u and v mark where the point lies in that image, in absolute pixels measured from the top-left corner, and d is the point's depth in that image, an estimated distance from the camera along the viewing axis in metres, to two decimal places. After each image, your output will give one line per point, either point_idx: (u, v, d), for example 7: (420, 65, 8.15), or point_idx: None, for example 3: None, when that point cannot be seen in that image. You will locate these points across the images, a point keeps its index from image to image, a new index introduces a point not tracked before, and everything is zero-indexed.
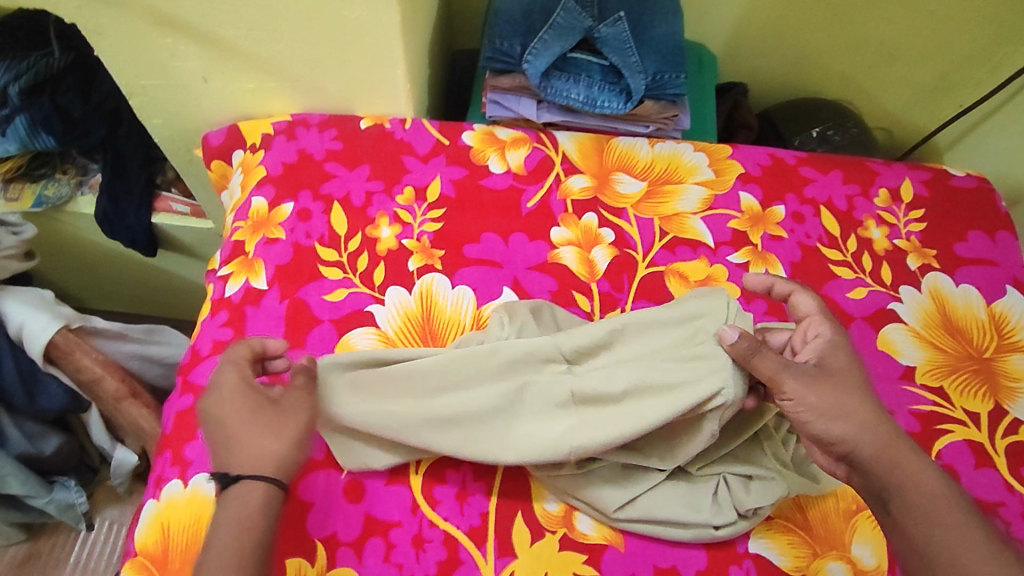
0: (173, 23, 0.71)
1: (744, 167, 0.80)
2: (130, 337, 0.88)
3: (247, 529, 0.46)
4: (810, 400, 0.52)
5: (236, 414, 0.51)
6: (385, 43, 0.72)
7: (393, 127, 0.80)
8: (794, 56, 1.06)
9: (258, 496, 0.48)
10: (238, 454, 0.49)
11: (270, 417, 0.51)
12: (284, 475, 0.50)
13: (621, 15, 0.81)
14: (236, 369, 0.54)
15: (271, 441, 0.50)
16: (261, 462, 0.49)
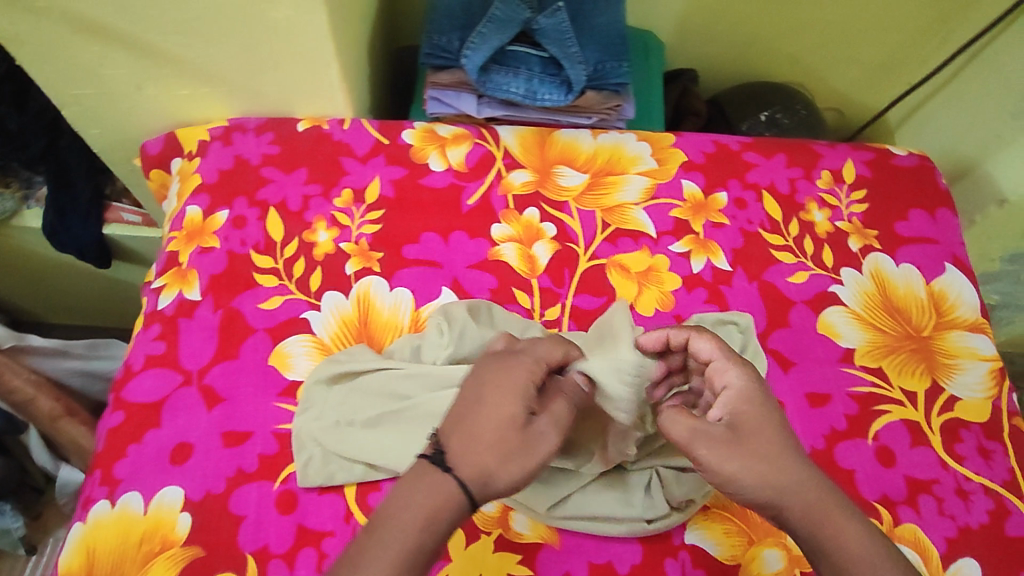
0: (96, 30, 0.69)
1: (687, 155, 0.80)
2: (70, 353, 0.88)
3: (431, 530, 0.43)
4: (731, 468, 0.48)
5: (490, 413, 0.47)
6: (316, 44, 0.70)
7: (331, 128, 0.78)
8: (744, 39, 1.06)
9: (442, 495, 0.44)
10: (455, 443, 0.46)
11: (517, 442, 0.46)
12: (482, 493, 0.45)
13: (561, 5, 0.78)
14: (530, 369, 0.50)
15: (493, 454, 0.45)
16: (475, 466, 0.45)
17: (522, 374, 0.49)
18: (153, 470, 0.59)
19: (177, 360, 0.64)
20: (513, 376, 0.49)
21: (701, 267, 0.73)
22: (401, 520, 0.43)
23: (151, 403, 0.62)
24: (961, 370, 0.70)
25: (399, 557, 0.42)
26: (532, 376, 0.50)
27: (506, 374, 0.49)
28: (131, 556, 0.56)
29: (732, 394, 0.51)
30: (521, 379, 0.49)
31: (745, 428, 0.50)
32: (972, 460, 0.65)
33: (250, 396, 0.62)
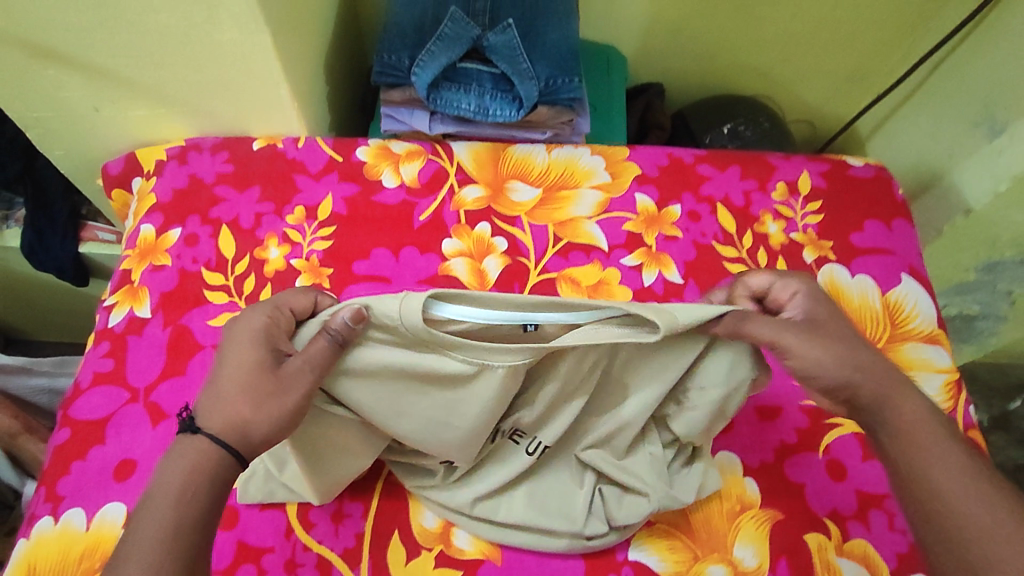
0: (50, 54, 0.71)
1: (641, 168, 0.80)
2: (37, 370, 0.89)
3: (191, 490, 0.44)
4: (814, 354, 0.51)
5: (231, 368, 0.48)
6: (264, 64, 0.72)
7: (285, 147, 0.79)
8: (708, 54, 1.07)
9: (203, 455, 0.45)
10: (205, 405, 0.47)
11: (260, 385, 0.47)
12: (242, 443, 0.47)
13: (511, 22, 0.81)
14: (269, 317, 0.50)
15: (240, 405, 0.47)
16: (225, 421, 0.46)
17: (257, 321, 0.50)
18: (95, 486, 0.59)
19: (124, 377, 0.64)
20: (251, 325, 0.50)
21: (652, 280, 0.73)
22: (162, 491, 0.44)
23: (97, 420, 0.62)
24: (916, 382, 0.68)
25: (164, 531, 0.42)
26: (272, 323, 0.50)
27: (244, 327, 0.50)
28: (70, 574, 0.55)
29: (797, 300, 0.55)
30: (256, 323, 0.49)
31: (822, 321, 0.53)
32: None
33: None
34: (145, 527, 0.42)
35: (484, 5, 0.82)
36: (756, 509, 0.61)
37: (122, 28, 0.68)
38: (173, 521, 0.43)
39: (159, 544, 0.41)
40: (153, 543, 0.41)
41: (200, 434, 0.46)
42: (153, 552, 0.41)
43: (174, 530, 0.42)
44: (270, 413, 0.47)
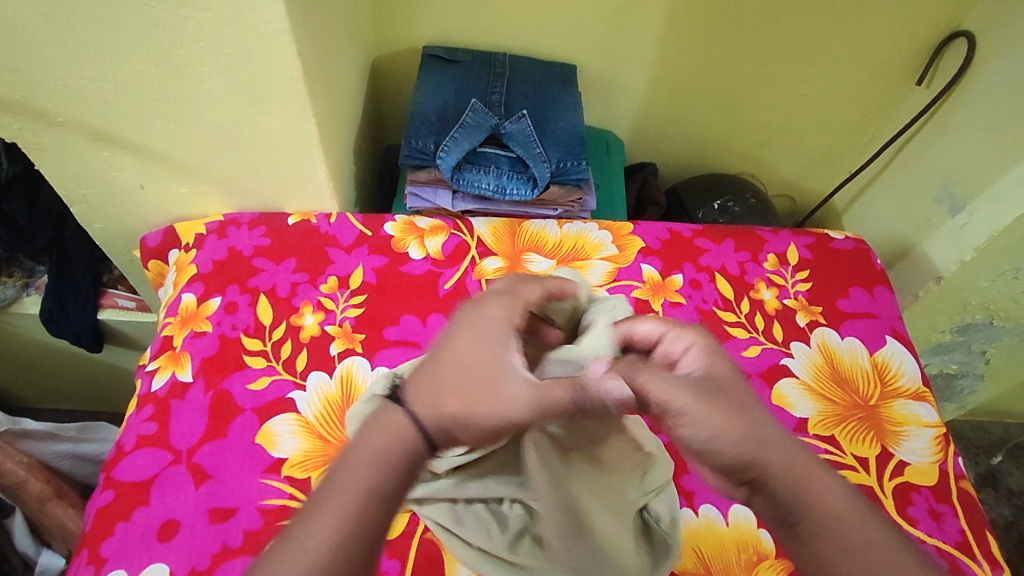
0: (108, 139, 0.78)
1: (645, 241, 0.88)
2: (63, 436, 0.92)
3: (383, 471, 0.46)
4: (714, 424, 0.49)
5: (450, 357, 0.50)
6: (306, 148, 0.79)
7: (318, 222, 0.86)
8: (696, 137, 1.18)
9: (398, 432, 0.47)
10: (414, 394, 0.49)
11: (477, 385, 0.49)
12: (461, 431, 0.48)
13: (524, 113, 0.92)
14: (508, 316, 0.52)
15: (451, 401, 0.48)
16: (426, 409, 0.48)
17: (495, 312, 0.52)
18: (139, 547, 0.60)
19: (167, 439, 0.67)
20: (490, 312, 0.52)
21: None
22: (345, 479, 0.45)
23: (141, 481, 0.64)
24: (908, 436, 0.74)
25: (344, 514, 0.44)
26: (508, 312, 0.52)
27: (479, 319, 0.51)
28: None
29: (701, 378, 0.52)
30: (497, 312, 0.52)
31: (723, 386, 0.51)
32: (925, 523, 0.68)
33: (236, 473, 0.65)
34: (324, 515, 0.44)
35: (499, 97, 0.93)
36: (771, 559, 0.64)
37: (180, 117, 0.75)
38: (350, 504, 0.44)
39: (339, 525, 0.43)
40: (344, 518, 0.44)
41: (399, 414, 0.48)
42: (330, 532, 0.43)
43: (356, 514, 0.44)
44: (498, 409, 0.48)
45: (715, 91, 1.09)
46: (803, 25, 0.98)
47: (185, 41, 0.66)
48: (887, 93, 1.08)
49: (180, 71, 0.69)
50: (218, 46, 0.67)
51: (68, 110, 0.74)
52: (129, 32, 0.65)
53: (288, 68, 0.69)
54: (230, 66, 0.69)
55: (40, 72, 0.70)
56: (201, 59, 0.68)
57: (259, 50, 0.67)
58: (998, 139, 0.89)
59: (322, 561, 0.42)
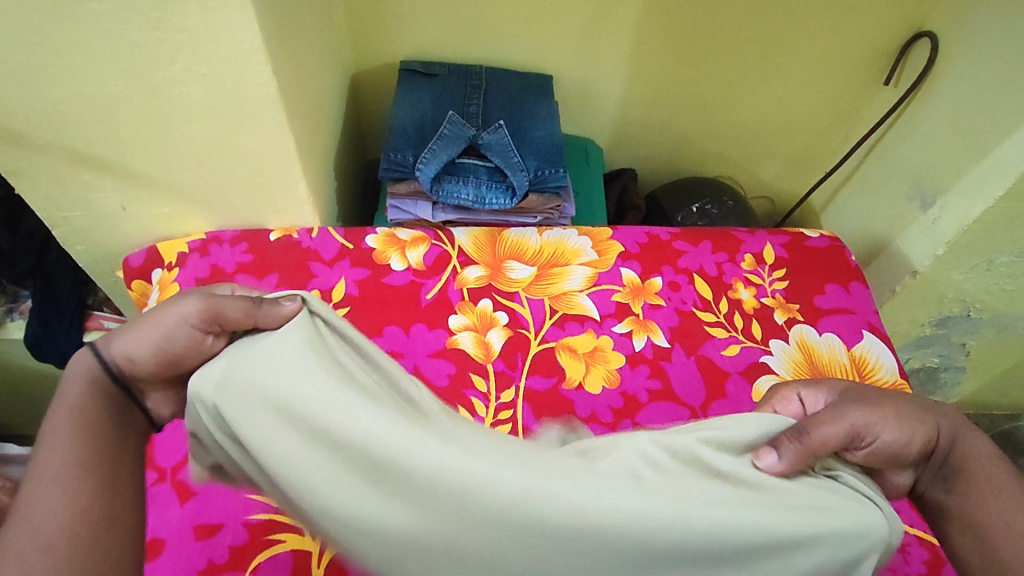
0: (88, 161, 0.79)
1: (623, 246, 0.89)
2: None
3: (78, 413, 0.50)
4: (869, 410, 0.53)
5: (160, 313, 0.53)
6: (286, 165, 0.80)
7: (300, 237, 0.87)
8: (673, 142, 1.20)
9: (95, 372, 0.53)
10: (134, 335, 0.53)
11: (177, 320, 0.52)
12: (128, 368, 0.53)
13: (502, 123, 0.93)
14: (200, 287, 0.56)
15: (156, 334, 0.52)
16: (125, 343, 0.53)
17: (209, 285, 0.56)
18: None
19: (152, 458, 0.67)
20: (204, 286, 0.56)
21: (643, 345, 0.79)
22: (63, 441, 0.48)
23: None
24: None
25: (59, 467, 0.47)
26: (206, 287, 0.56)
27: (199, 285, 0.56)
28: None
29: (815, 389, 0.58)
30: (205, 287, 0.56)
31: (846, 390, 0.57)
32: (906, 513, 0.68)
33: (219, 489, 0.65)
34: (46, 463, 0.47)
35: (476, 108, 0.95)
36: None
37: (159, 137, 0.76)
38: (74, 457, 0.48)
39: (55, 466, 0.47)
40: (55, 469, 0.47)
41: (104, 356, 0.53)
42: (58, 487, 0.46)
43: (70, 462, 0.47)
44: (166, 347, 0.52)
45: (688, 96, 1.11)
46: (771, 30, 1.01)
47: (161, 62, 0.67)
48: (857, 92, 1.10)
49: (158, 92, 0.70)
50: (194, 66, 0.68)
51: (46, 134, 0.75)
52: (105, 54, 0.66)
53: (264, 86, 0.70)
54: (207, 85, 0.70)
55: (18, 97, 0.70)
56: (177, 78, 0.69)
57: (233, 68, 0.68)
58: (964, 134, 0.91)
59: (45, 520, 0.44)
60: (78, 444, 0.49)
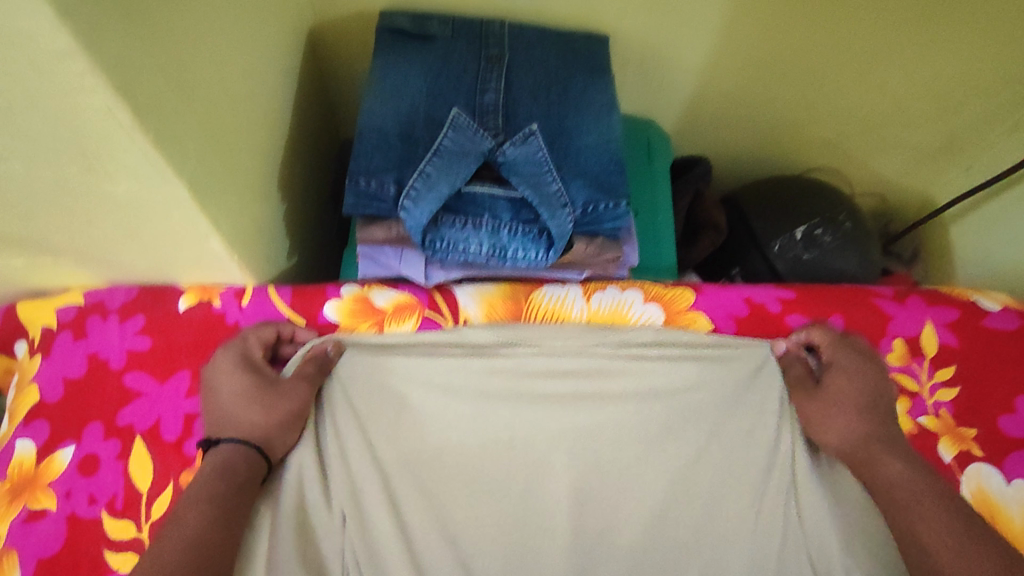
0: None
1: (713, 323, 0.61)
2: None
3: (225, 476, 0.46)
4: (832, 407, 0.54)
5: (226, 395, 0.51)
6: (185, 215, 0.50)
7: (224, 307, 0.59)
8: (764, 125, 0.86)
9: (229, 455, 0.48)
10: (213, 425, 0.50)
11: (263, 393, 0.51)
12: (269, 449, 0.50)
13: (534, 128, 0.60)
14: (237, 351, 0.54)
15: (251, 415, 0.50)
16: (238, 428, 0.50)
17: (230, 355, 0.54)
18: None
19: None
20: (224, 356, 0.54)
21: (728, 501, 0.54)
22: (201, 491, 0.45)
23: None
24: None
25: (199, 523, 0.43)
26: (245, 352, 0.54)
27: (221, 359, 0.54)
28: None
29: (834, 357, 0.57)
30: (231, 356, 0.53)
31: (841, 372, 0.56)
32: None
33: None
34: (192, 515, 0.43)
35: (494, 98, 0.62)
36: None
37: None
38: (205, 514, 0.44)
39: (196, 524, 0.43)
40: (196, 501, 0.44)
41: (218, 444, 0.49)
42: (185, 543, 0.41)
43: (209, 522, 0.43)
44: (279, 420, 0.51)
45: (798, 64, 0.77)
46: None
47: None
48: None
49: None
50: None
51: None
52: None
53: (104, 111, 0.39)
54: (1, 107, 0.39)
55: None
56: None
57: (36, 78, 0.37)
58: None
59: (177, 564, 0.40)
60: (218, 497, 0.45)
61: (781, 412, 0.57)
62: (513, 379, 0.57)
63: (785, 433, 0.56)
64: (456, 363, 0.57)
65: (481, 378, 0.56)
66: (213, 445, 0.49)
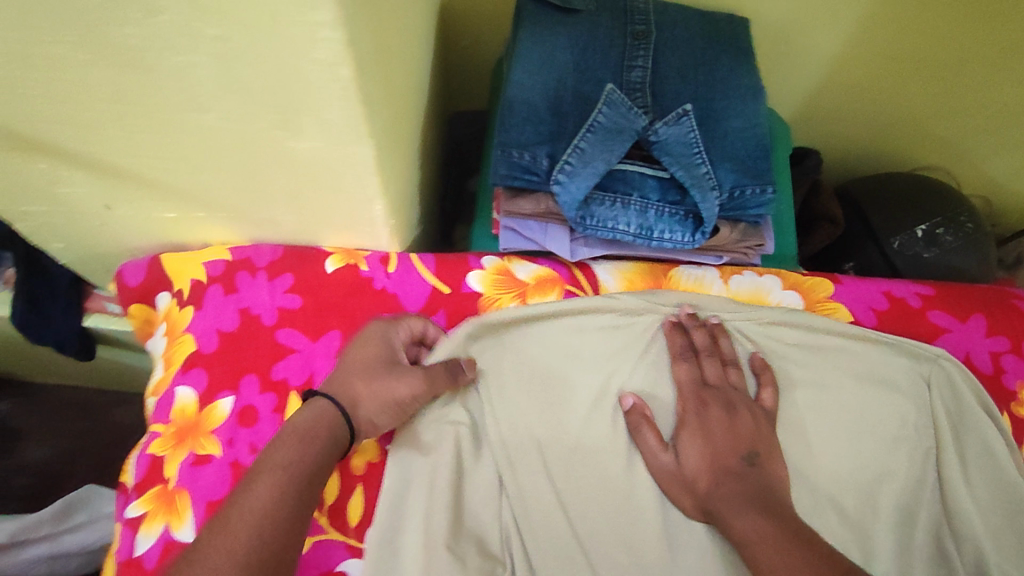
0: (44, 149, 0.51)
1: (853, 314, 0.62)
2: (34, 535, 0.69)
3: (308, 442, 0.46)
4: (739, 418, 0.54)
5: (353, 360, 0.51)
6: (358, 178, 0.50)
7: (372, 271, 0.60)
8: (885, 121, 0.84)
9: (319, 415, 0.48)
10: (329, 381, 0.51)
11: (381, 370, 0.51)
12: (353, 424, 0.49)
13: (688, 108, 0.60)
14: (387, 329, 0.54)
15: (358, 385, 0.50)
16: (343, 394, 0.49)
17: (380, 328, 0.53)
18: None
19: None
20: (379, 328, 0.53)
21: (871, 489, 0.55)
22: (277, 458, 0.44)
23: None
24: None
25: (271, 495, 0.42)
26: (391, 330, 0.54)
27: (372, 330, 0.53)
28: None
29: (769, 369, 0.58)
30: (378, 328, 0.53)
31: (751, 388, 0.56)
32: None
33: None
34: (265, 484, 0.43)
35: (642, 76, 0.61)
36: None
37: (146, 128, 0.47)
38: (278, 488, 0.43)
39: (272, 495, 0.42)
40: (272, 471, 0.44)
41: (316, 398, 0.49)
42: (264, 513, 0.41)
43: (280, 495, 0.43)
44: (380, 404, 0.50)
45: (935, 57, 0.75)
46: None
47: (130, 11, 0.36)
48: None
49: (139, 63, 0.40)
50: (195, 20, 0.36)
51: None
52: None
53: (328, 67, 0.39)
54: (223, 57, 0.39)
55: None
56: (165, 42, 0.38)
57: (271, 29, 0.36)
58: None
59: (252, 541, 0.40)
60: (302, 467, 0.44)
61: (909, 394, 0.58)
62: (645, 345, 0.58)
63: (914, 410, 0.58)
64: (587, 327, 0.58)
65: (613, 342, 0.58)
66: (313, 397, 0.49)
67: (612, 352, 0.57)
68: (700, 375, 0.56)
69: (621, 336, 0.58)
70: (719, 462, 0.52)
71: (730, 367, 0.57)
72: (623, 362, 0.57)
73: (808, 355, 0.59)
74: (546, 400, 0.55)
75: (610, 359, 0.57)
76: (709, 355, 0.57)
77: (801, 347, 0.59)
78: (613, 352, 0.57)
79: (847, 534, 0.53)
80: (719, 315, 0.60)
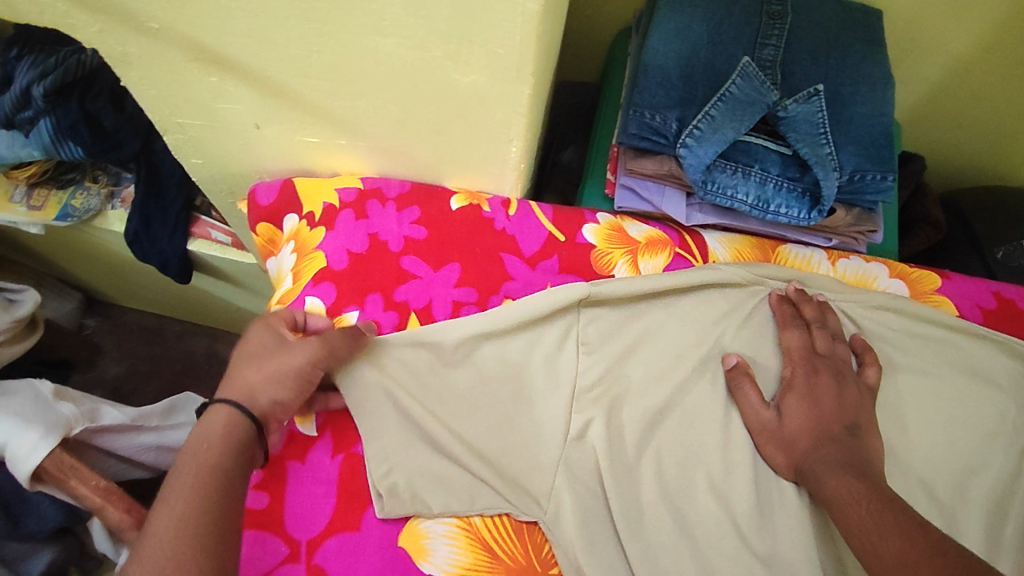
0: (220, 61, 0.55)
1: (959, 308, 0.63)
2: (145, 426, 0.72)
3: (204, 451, 0.46)
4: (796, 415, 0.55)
5: (239, 355, 0.51)
6: (506, 117, 0.53)
7: (493, 213, 0.63)
8: (995, 132, 0.84)
9: (216, 419, 0.48)
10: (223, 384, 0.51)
11: (267, 350, 0.51)
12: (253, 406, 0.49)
13: (818, 89, 0.62)
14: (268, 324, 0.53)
15: (246, 372, 0.50)
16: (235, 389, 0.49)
17: (260, 333, 0.52)
18: None
19: (282, 522, 0.51)
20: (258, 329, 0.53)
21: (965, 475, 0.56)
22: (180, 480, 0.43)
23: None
24: None
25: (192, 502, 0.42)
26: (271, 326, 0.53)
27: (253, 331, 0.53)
28: None
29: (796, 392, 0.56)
30: (256, 329, 0.53)
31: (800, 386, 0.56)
32: None
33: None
34: (177, 498, 0.42)
35: (773, 55, 0.63)
36: None
37: (324, 48, 0.51)
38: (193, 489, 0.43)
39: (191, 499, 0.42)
40: (190, 483, 0.43)
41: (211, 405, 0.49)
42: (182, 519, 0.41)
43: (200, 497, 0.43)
44: (271, 388, 0.50)
45: None
46: None
47: None
48: None
49: None
50: None
51: (169, 15, 0.51)
52: None
53: None
54: None
55: None
56: None
57: None
58: None
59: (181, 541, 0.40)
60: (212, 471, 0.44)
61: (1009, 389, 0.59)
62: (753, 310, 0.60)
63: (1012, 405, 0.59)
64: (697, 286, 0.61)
65: (721, 302, 0.60)
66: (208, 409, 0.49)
67: (723, 312, 0.60)
68: (811, 344, 0.58)
69: (730, 299, 0.60)
70: (823, 426, 0.53)
71: (836, 343, 0.58)
72: (732, 322, 0.60)
73: (910, 340, 0.60)
74: (656, 348, 0.58)
75: (720, 318, 0.59)
76: (819, 327, 0.58)
77: (904, 331, 0.61)
78: (722, 312, 0.60)
79: (937, 515, 0.54)
80: (824, 293, 0.61)
